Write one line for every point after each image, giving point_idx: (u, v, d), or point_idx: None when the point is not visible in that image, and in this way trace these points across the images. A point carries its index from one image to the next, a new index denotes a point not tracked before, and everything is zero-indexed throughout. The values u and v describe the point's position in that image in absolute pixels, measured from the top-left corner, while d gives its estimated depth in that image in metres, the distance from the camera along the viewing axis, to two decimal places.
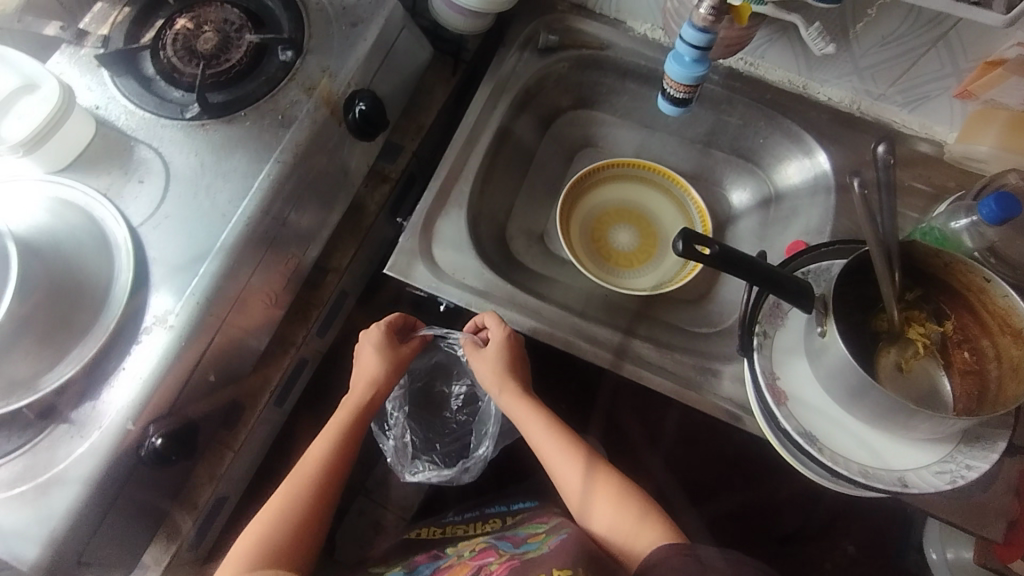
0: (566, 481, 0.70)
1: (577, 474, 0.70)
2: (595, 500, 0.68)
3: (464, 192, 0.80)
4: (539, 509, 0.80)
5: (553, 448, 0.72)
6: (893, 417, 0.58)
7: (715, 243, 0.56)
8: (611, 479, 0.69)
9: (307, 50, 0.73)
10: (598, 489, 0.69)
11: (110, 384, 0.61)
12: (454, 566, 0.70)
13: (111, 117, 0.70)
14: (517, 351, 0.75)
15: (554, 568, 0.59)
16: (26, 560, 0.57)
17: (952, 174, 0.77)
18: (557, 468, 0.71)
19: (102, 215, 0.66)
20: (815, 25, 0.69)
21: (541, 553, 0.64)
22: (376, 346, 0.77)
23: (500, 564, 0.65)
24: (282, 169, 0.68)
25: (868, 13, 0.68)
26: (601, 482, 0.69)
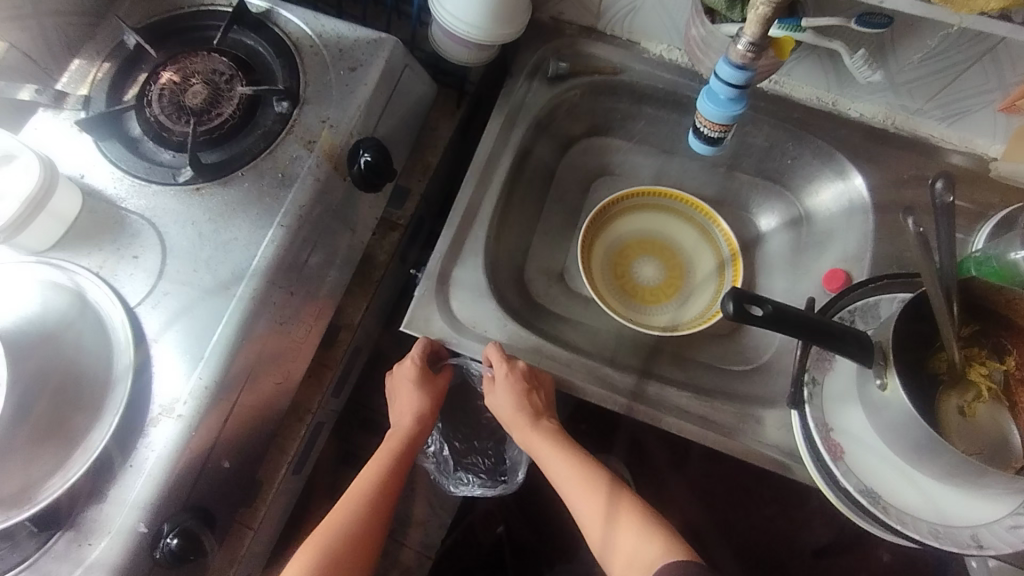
0: (583, 510, 0.64)
1: (597, 502, 0.64)
2: (617, 530, 0.61)
3: (479, 237, 0.75)
4: None
5: (573, 476, 0.66)
6: (964, 476, 0.54)
7: (768, 302, 0.52)
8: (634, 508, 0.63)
9: (304, 100, 0.68)
10: (623, 524, 0.62)
11: (118, 484, 0.57)
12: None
13: (98, 187, 0.65)
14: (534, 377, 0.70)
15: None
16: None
17: (997, 191, 0.73)
18: (572, 497, 0.65)
19: (95, 297, 0.61)
20: (861, 54, 0.66)
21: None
22: (411, 381, 0.73)
23: None
24: (286, 234, 0.63)
25: (929, 43, 0.63)
26: (624, 512, 0.63)
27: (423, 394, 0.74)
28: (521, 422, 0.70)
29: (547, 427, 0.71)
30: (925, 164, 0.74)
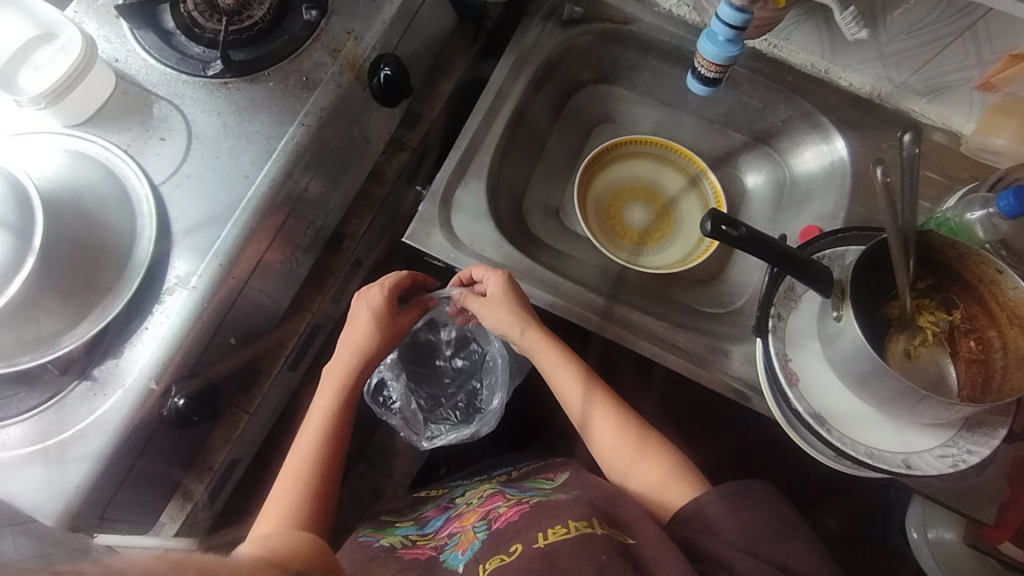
0: (567, 398, 0.74)
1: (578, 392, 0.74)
2: (594, 420, 0.73)
3: (484, 163, 0.80)
4: (543, 462, 0.82)
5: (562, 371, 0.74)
6: (900, 403, 0.60)
7: (742, 225, 0.58)
8: (607, 400, 0.74)
9: (332, 11, 0.71)
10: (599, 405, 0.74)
11: (133, 342, 0.61)
12: (463, 513, 0.72)
13: (131, 72, 0.68)
14: (523, 299, 0.74)
15: (568, 520, 0.60)
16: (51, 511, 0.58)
17: (967, 166, 0.78)
18: (561, 385, 0.74)
19: (122, 171, 0.65)
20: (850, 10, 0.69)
21: (550, 500, 0.67)
22: (373, 311, 0.74)
23: (509, 507, 0.68)
24: (306, 133, 0.67)
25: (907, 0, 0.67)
26: (600, 402, 0.74)
27: (380, 330, 0.74)
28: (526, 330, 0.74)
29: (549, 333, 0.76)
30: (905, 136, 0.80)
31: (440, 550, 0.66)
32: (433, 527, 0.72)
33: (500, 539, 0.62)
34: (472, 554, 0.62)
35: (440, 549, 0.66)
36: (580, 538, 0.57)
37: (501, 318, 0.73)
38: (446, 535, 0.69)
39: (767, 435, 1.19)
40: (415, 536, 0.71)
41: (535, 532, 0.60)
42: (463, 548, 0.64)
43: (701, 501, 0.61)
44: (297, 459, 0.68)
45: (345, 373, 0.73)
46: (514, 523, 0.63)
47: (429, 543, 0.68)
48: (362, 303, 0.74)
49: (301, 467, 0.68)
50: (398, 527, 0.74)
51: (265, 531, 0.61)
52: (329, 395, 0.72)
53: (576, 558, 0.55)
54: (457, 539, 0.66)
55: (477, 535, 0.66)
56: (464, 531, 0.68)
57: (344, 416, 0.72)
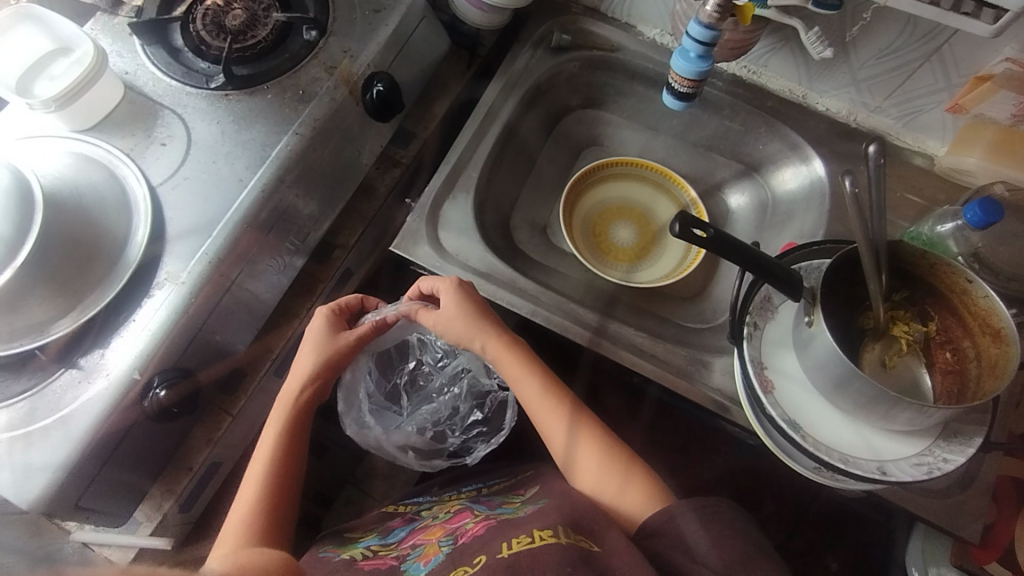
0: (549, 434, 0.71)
1: (562, 426, 0.70)
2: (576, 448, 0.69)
3: (472, 177, 0.83)
4: (514, 480, 0.78)
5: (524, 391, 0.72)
6: (875, 407, 0.61)
7: (712, 227, 0.58)
8: (594, 428, 0.70)
9: (330, 32, 0.76)
10: (583, 434, 0.70)
11: (120, 334, 0.63)
12: (429, 527, 0.69)
13: (139, 83, 0.72)
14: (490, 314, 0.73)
15: (532, 529, 0.58)
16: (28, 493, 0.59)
17: (943, 187, 0.80)
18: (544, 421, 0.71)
19: (124, 174, 0.69)
20: (814, 31, 0.71)
21: (518, 517, 0.64)
22: (319, 339, 0.72)
23: (476, 522, 0.66)
24: (299, 142, 0.71)
25: (864, 17, 0.70)
26: (584, 433, 0.70)
27: (325, 356, 0.71)
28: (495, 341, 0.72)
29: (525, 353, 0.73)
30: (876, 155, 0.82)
31: (401, 560, 0.64)
32: (397, 539, 0.70)
33: (482, 546, 0.60)
34: (435, 563, 0.61)
35: (401, 558, 0.64)
36: (545, 547, 0.55)
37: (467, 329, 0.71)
38: (409, 546, 0.67)
39: (762, 467, 1.17)
40: (377, 548, 0.69)
41: (499, 543, 0.58)
42: (426, 559, 0.62)
43: (674, 512, 0.58)
44: (253, 479, 0.67)
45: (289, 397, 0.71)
46: (479, 537, 0.61)
47: (392, 554, 0.66)
48: (319, 324, 0.73)
49: (251, 506, 0.65)
50: (361, 541, 0.72)
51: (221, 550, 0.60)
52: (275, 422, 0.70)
53: (536, 565, 0.53)
54: (421, 550, 0.64)
55: (441, 548, 0.63)
56: (428, 544, 0.65)
57: (292, 448, 0.69)
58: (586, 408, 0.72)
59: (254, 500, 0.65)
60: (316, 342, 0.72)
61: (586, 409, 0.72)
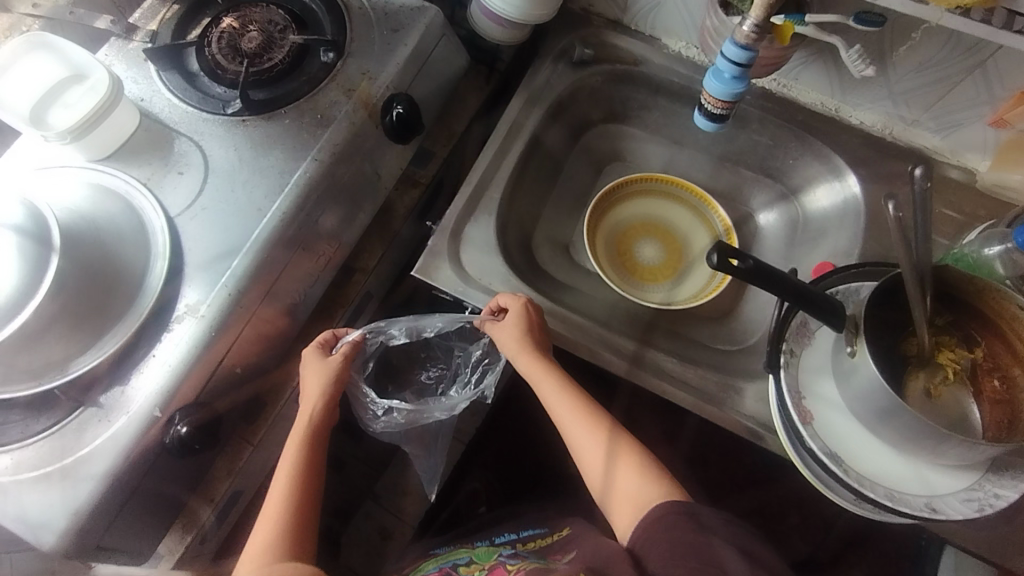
0: (585, 450, 0.67)
1: (598, 440, 0.67)
2: (617, 469, 0.64)
3: (494, 199, 0.81)
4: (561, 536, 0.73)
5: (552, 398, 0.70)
6: (921, 442, 0.58)
7: (750, 256, 0.56)
8: (631, 449, 0.66)
9: (348, 53, 0.74)
10: (622, 457, 0.65)
11: (140, 369, 0.62)
12: None
13: (155, 110, 0.71)
14: (537, 327, 0.73)
15: None
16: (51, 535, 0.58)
17: (983, 204, 0.77)
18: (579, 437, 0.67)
19: (141, 204, 0.67)
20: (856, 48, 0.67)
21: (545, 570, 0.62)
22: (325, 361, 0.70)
23: None
24: (319, 168, 0.69)
25: (913, 35, 0.67)
26: (621, 454, 0.66)
27: (333, 376, 0.69)
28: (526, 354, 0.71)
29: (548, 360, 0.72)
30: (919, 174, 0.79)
31: None
32: None
33: None
34: None
35: None
36: None
37: (516, 341, 0.71)
38: None
39: (790, 484, 1.14)
40: None
41: None
42: None
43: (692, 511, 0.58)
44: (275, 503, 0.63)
45: (298, 439, 0.67)
46: None
47: None
48: (314, 350, 0.71)
49: (271, 533, 0.61)
50: None
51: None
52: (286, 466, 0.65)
53: None
54: None
55: None
56: None
57: (313, 469, 0.66)
58: (622, 429, 0.68)
59: (274, 522, 0.62)
60: (321, 364, 0.70)
61: (624, 430, 0.68)
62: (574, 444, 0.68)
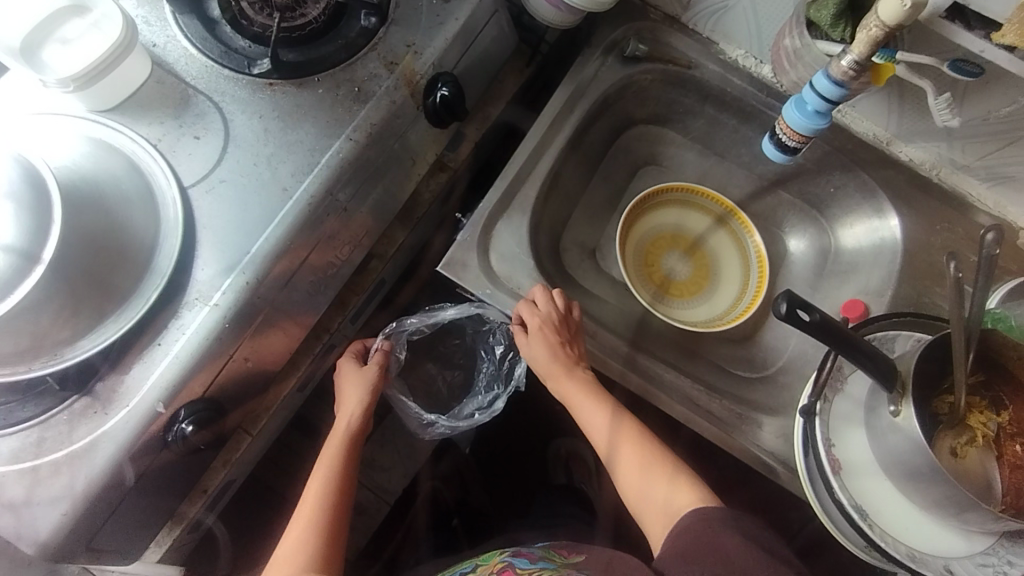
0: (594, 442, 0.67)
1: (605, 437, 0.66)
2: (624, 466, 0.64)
3: (529, 197, 0.76)
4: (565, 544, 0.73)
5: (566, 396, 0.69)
6: (946, 507, 0.58)
7: (818, 311, 0.54)
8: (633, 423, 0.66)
9: (392, 20, 0.66)
10: (626, 447, 0.64)
11: (143, 359, 0.56)
12: None
13: (169, 59, 0.62)
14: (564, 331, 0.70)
15: None
16: (42, 530, 0.54)
17: (1019, 259, 0.76)
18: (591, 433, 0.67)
19: (151, 170, 0.60)
20: (945, 96, 0.64)
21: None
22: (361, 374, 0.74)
23: None
24: (353, 149, 0.63)
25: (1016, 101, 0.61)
26: (627, 433, 0.65)
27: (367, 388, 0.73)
28: (551, 367, 0.69)
29: (577, 370, 0.70)
30: (961, 222, 0.77)
31: None
32: None
33: None
34: None
35: None
36: None
37: (550, 346, 0.69)
38: None
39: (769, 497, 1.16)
40: None
41: None
42: None
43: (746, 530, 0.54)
44: (302, 514, 0.64)
45: (333, 449, 0.69)
46: None
47: None
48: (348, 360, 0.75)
49: (301, 540, 0.61)
50: None
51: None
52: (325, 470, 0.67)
53: None
54: None
55: None
56: None
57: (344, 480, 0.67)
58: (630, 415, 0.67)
59: (306, 527, 0.62)
60: (359, 374, 0.74)
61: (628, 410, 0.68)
62: (584, 425, 0.68)
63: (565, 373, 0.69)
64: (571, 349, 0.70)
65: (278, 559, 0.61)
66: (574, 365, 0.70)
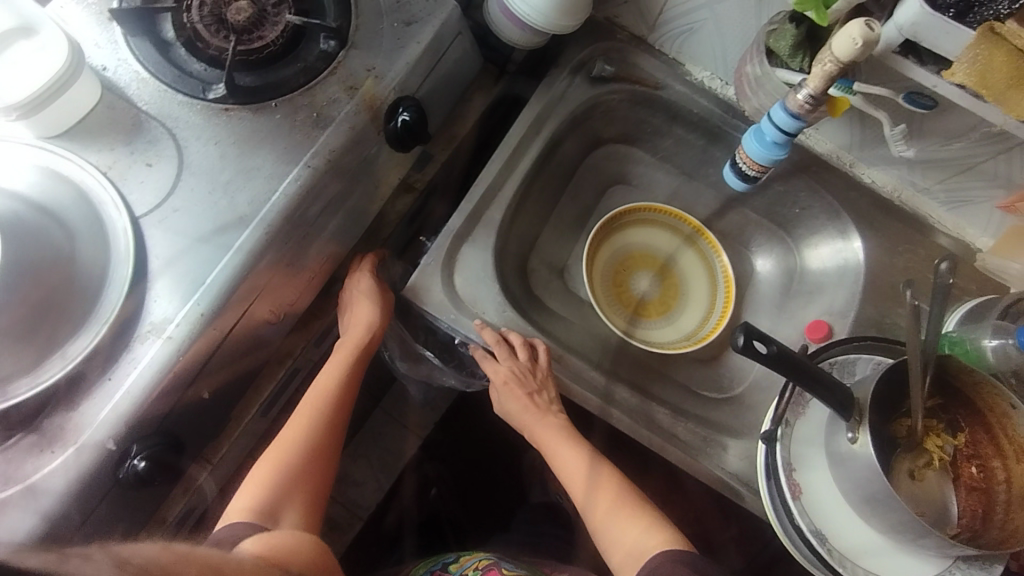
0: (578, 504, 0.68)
1: (587, 494, 0.68)
2: (605, 522, 0.65)
3: (495, 220, 0.75)
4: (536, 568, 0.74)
5: (548, 444, 0.71)
6: (904, 533, 0.59)
7: (775, 343, 0.55)
8: (608, 471, 0.69)
9: (353, 43, 0.66)
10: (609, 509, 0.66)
11: (92, 395, 0.55)
12: None
13: (120, 83, 0.61)
14: (534, 381, 0.71)
15: None
16: None
17: (978, 280, 0.77)
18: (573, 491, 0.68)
19: (99, 198, 0.58)
20: (901, 128, 0.65)
21: None
22: (371, 298, 0.73)
23: None
24: (312, 176, 0.62)
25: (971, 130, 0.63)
26: (611, 490, 0.67)
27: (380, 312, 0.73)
28: (527, 406, 0.71)
29: (551, 417, 0.71)
30: (922, 244, 0.78)
31: None
32: None
33: None
34: None
35: None
36: None
37: (521, 391, 0.70)
38: None
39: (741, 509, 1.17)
40: None
41: None
42: None
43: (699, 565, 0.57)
44: (301, 420, 0.68)
45: (339, 368, 0.71)
46: None
47: None
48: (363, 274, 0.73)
49: (293, 455, 0.66)
50: None
51: (234, 523, 0.60)
52: (334, 373, 0.71)
53: None
54: None
55: None
56: None
57: (340, 401, 0.70)
58: (613, 473, 0.69)
59: (301, 439, 0.67)
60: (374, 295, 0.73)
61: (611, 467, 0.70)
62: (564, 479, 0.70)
63: (541, 420, 0.71)
64: (541, 395, 0.71)
65: (272, 454, 0.67)
66: (547, 411, 0.71)
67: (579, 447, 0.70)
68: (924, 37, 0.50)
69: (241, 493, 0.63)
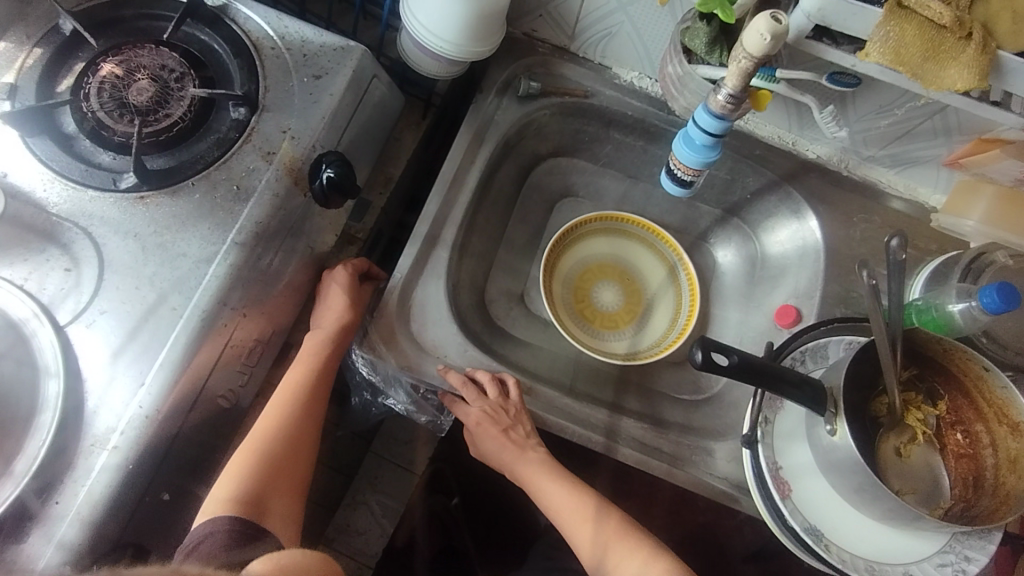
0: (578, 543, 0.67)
1: (590, 531, 0.67)
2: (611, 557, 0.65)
3: (442, 259, 0.73)
4: None
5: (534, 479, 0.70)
6: (898, 519, 0.58)
7: (735, 352, 0.56)
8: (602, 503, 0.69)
9: (263, 106, 0.63)
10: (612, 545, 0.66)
11: (41, 521, 0.52)
12: None
13: (25, 188, 0.58)
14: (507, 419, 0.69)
15: None
16: None
17: (936, 239, 0.76)
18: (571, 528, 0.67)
19: (21, 313, 0.55)
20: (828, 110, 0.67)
21: None
22: (342, 289, 0.69)
23: None
24: (241, 253, 0.60)
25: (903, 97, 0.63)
26: (605, 523, 0.67)
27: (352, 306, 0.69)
28: (503, 440, 0.70)
29: (530, 453, 0.71)
30: (876, 211, 0.77)
31: None
32: None
33: None
34: None
35: None
36: None
37: (497, 427, 0.69)
38: None
39: None
40: None
41: None
42: None
43: None
44: (273, 413, 0.65)
45: (312, 363, 0.67)
46: None
47: None
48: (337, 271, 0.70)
49: (263, 450, 0.63)
50: None
51: (217, 516, 0.57)
52: (304, 359, 0.68)
53: None
54: None
55: None
56: None
57: (315, 399, 0.67)
58: (609, 504, 0.69)
59: (272, 436, 0.63)
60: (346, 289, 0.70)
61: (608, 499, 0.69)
62: (559, 516, 0.69)
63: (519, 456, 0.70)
64: (517, 430, 0.70)
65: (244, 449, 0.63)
66: (525, 445, 0.70)
67: (569, 481, 0.70)
68: (834, 21, 0.49)
69: (224, 479, 0.61)
